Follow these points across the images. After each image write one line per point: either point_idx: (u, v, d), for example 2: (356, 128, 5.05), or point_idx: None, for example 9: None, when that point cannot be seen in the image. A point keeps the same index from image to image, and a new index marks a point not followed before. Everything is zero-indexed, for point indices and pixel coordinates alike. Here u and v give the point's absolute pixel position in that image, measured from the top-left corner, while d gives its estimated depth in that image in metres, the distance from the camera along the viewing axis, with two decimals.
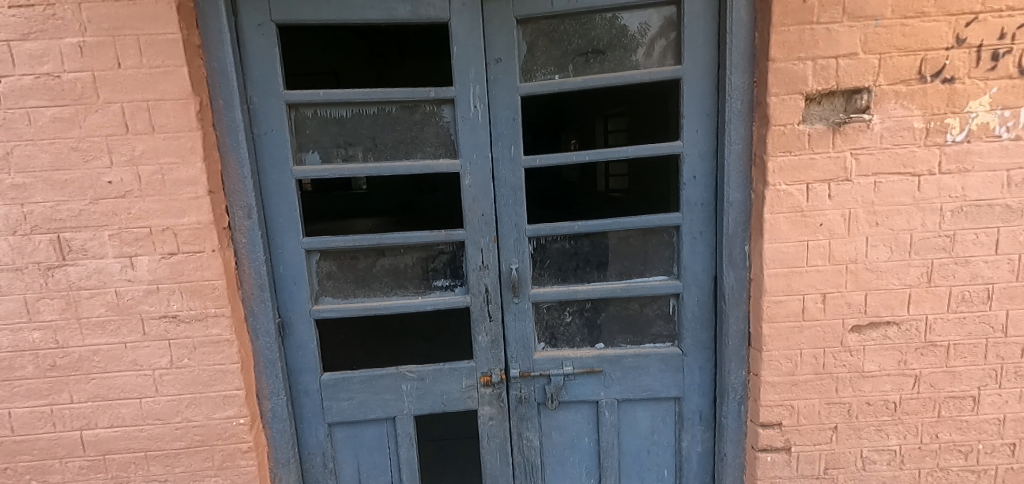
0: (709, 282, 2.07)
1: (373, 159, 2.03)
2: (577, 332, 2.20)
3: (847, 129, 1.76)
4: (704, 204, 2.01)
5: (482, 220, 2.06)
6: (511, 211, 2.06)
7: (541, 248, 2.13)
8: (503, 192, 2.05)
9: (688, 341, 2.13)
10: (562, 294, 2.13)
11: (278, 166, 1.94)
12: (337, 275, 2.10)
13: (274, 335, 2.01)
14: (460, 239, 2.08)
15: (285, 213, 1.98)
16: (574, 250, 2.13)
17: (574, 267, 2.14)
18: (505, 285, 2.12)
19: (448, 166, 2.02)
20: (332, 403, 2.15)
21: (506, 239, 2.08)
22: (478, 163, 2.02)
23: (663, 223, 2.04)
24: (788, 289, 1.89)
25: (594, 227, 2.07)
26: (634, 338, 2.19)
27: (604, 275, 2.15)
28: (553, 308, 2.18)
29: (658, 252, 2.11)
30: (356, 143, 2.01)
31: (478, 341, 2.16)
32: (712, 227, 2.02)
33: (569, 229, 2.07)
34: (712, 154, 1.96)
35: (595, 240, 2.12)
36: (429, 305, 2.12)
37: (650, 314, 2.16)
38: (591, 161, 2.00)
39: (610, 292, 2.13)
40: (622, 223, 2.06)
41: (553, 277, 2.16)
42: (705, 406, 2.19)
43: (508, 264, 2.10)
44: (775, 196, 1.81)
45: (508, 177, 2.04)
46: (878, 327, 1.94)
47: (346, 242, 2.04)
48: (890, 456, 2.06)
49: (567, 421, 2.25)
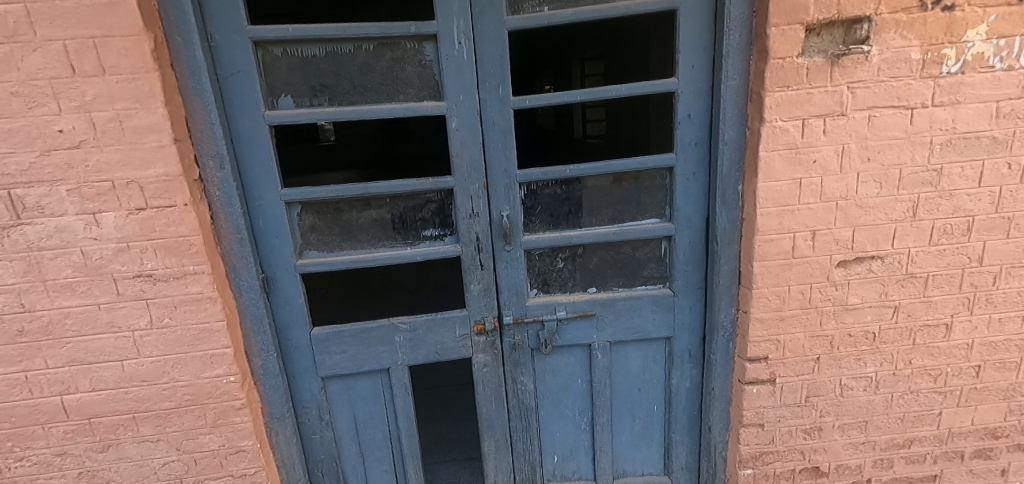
0: (701, 223, 2.07)
1: (351, 104, 1.91)
2: (569, 277, 2.20)
3: (846, 61, 1.71)
4: (698, 143, 1.97)
5: (471, 165, 2.00)
6: (500, 155, 2.00)
7: (532, 194, 2.09)
8: (492, 134, 1.98)
9: (679, 282, 2.15)
10: (555, 241, 2.11)
11: (250, 112, 1.81)
12: (321, 228, 2.02)
13: (259, 291, 1.93)
14: (448, 187, 2.02)
15: (261, 163, 1.86)
16: (566, 195, 2.09)
17: (566, 212, 2.11)
18: (496, 233, 2.09)
19: (434, 109, 1.93)
20: (324, 357, 2.12)
21: (496, 186, 2.04)
22: (465, 106, 1.94)
23: (656, 165, 2.00)
24: (779, 228, 1.91)
25: (588, 171, 2.02)
26: (625, 281, 2.20)
27: (597, 218, 2.12)
28: (546, 254, 2.16)
29: (651, 194, 2.08)
30: (334, 85, 1.89)
31: (470, 290, 2.15)
32: (706, 168, 2.00)
33: (561, 173, 2.03)
34: (707, 92, 1.91)
35: (587, 183, 2.07)
36: (419, 256, 2.07)
37: (641, 257, 2.17)
38: (582, 101, 1.92)
39: (603, 238, 2.11)
40: (616, 167, 2.02)
41: (545, 224, 2.13)
42: (694, 344, 2.24)
43: (499, 210, 2.06)
44: (771, 133, 1.79)
45: (497, 119, 1.97)
46: (863, 262, 1.98)
47: (329, 193, 1.95)
48: (866, 382, 2.15)
49: (560, 364, 2.28)
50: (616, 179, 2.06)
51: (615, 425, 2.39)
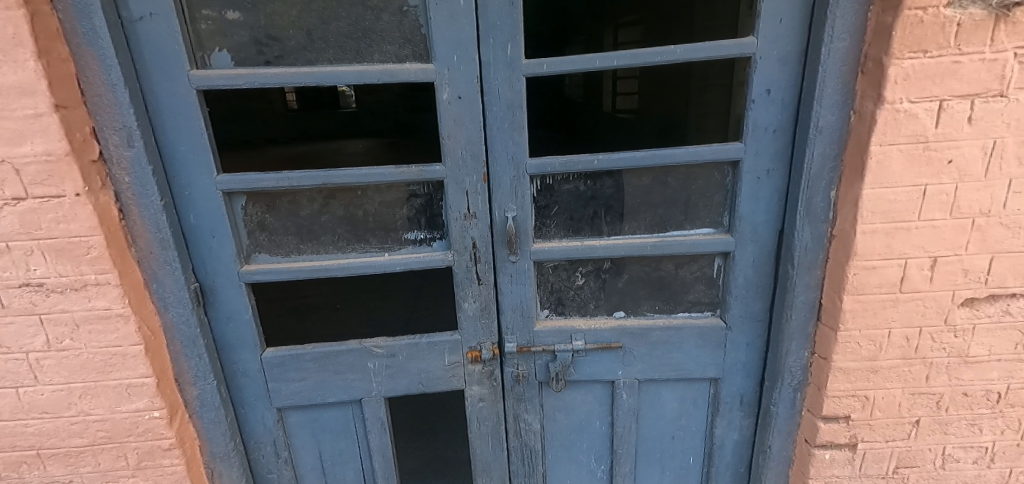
0: (773, 239, 1.54)
1: (309, 63, 1.43)
2: (590, 297, 1.72)
3: (1017, 15, 1.20)
4: (777, 130, 1.44)
5: (467, 151, 1.53)
6: (506, 137, 1.54)
7: (548, 190, 1.62)
8: (495, 110, 1.51)
9: (735, 312, 1.64)
10: (576, 252, 1.64)
11: (168, 70, 1.35)
12: (274, 226, 1.57)
13: (190, 306, 1.49)
14: (437, 178, 1.56)
15: (187, 139, 1.40)
16: (591, 192, 1.61)
17: (591, 215, 1.64)
18: (498, 238, 1.63)
19: (419, 73, 1.46)
20: (279, 385, 1.70)
21: (501, 178, 1.57)
22: (462, 73, 1.47)
23: (715, 158, 1.49)
24: (886, 252, 1.39)
25: (623, 165, 1.53)
26: (663, 306, 1.71)
27: (631, 224, 1.63)
28: (564, 266, 1.70)
29: (704, 196, 1.58)
30: (288, 36, 1.41)
31: (464, 309, 1.70)
32: (785, 166, 1.47)
33: (588, 166, 1.55)
34: (796, 60, 1.38)
35: (619, 177, 1.59)
36: (399, 265, 1.63)
37: (687, 277, 1.67)
38: (620, 67, 1.42)
39: (641, 251, 1.62)
40: (660, 161, 1.51)
41: (563, 229, 1.66)
42: (748, 389, 1.72)
43: (503, 209, 1.60)
44: (891, 119, 1.28)
45: (504, 90, 1.50)
46: (998, 301, 1.44)
47: (281, 183, 1.49)
48: (978, 454, 1.62)
49: (575, 402, 1.82)
50: (657, 172, 1.57)
51: (638, 478, 1.92)
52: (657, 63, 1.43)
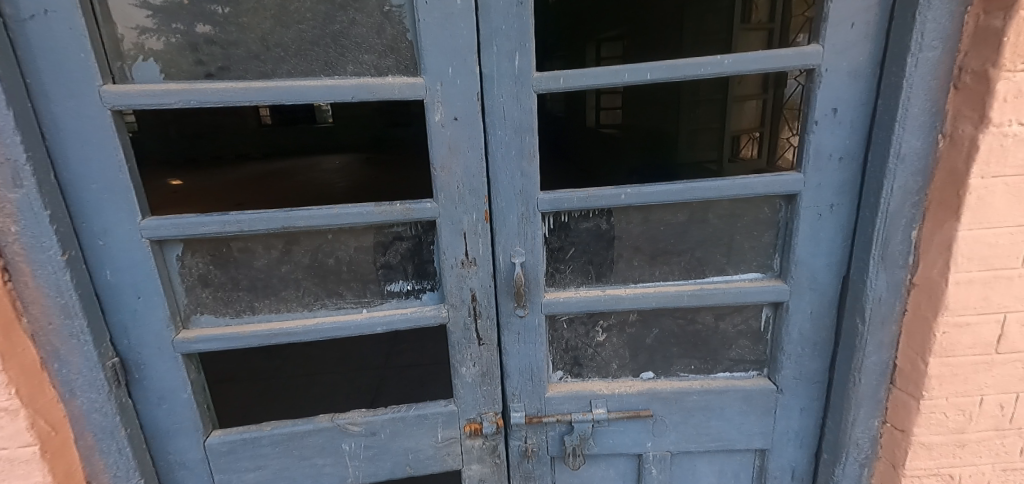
0: (835, 286, 1.28)
1: (263, 76, 1.13)
2: (613, 355, 1.44)
3: None
4: (845, 157, 1.18)
5: (464, 184, 1.25)
6: (512, 167, 1.25)
7: (563, 229, 1.34)
8: (498, 134, 1.23)
9: (788, 372, 1.37)
10: (597, 305, 1.35)
11: (72, 87, 1.03)
12: (221, 281, 1.25)
13: (106, 389, 1.16)
14: (428, 217, 1.26)
15: (99, 175, 1.08)
16: (615, 232, 1.34)
17: (614, 259, 1.36)
18: (503, 288, 1.34)
19: (404, 89, 1.16)
20: (228, 477, 1.35)
21: (506, 217, 1.29)
22: (457, 88, 1.18)
23: (769, 192, 1.22)
24: (981, 305, 1.14)
25: (656, 199, 1.26)
26: (700, 364, 1.43)
27: (663, 268, 1.36)
28: (582, 320, 1.41)
29: (751, 235, 1.31)
30: (233, 41, 1.10)
31: (460, 375, 1.39)
32: (853, 200, 1.21)
33: (613, 202, 1.27)
34: (869, 73, 1.13)
35: (649, 214, 1.31)
36: (380, 325, 1.31)
37: (728, 331, 1.39)
38: (654, 82, 1.16)
39: (676, 302, 1.34)
40: (701, 196, 1.24)
41: (580, 275, 1.38)
42: (801, 461, 1.45)
43: (509, 254, 1.31)
44: (997, 145, 1.03)
45: (510, 109, 1.21)
46: None
47: (228, 227, 1.17)
48: None
49: (594, 479, 1.52)
50: (696, 207, 1.30)
51: None
52: (699, 78, 1.16)
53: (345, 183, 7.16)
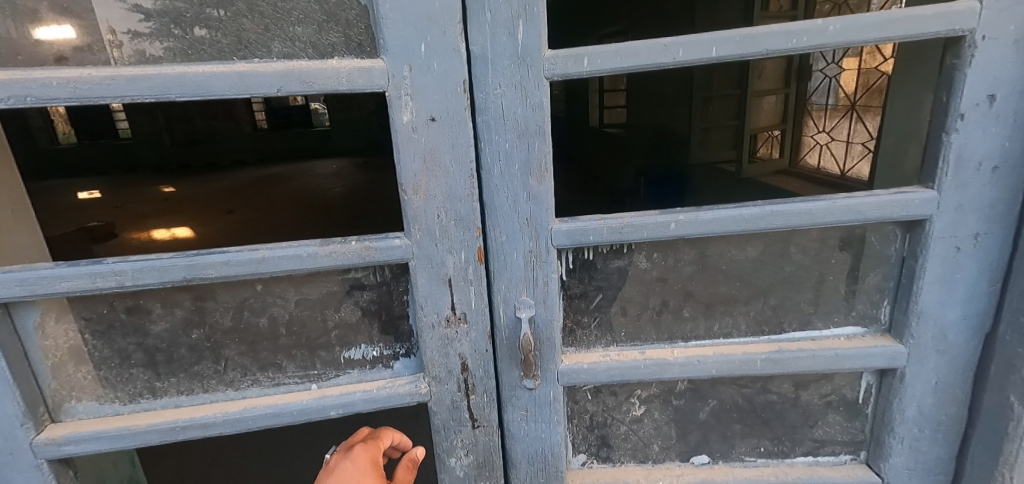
0: (972, 347, 0.91)
1: (151, 59, 0.79)
2: (653, 434, 1.07)
3: None
4: (998, 166, 0.82)
5: (446, 211, 0.88)
6: (515, 186, 0.89)
7: (586, 270, 0.97)
8: (495, 140, 0.87)
9: (898, 462, 0.99)
10: (635, 372, 0.98)
11: None
12: (104, 354, 0.89)
13: None
14: (398, 257, 0.90)
15: None
16: (659, 273, 0.97)
17: (657, 308, 1.00)
18: (504, 352, 0.97)
19: (355, 76, 0.80)
20: None
21: (507, 254, 0.92)
22: (435, 74, 0.82)
23: (882, 219, 0.85)
24: None
25: (720, 230, 0.89)
26: (772, 446, 1.06)
27: (723, 320, 0.99)
28: (612, 389, 1.04)
29: (849, 276, 0.94)
30: (125, 9, 0.77)
31: (448, 467, 1.03)
32: (1007, 226, 0.84)
33: (658, 232, 0.90)
34: None
35: (706, 247, 0.95)
36: (334, 409, 0.94)
37: (812, 403, 1.02)
38: (724, 61, 0.80)
39: (745, 368, 0.97)
40: (785, 224, 0.87)
41: (609, 331, 1.01)
42: None
43: (512, 306, 0.95)
44: None
45: (511, 103, 0.85)
46: None
47: (104, 282, 0.81)
48: None
49: None
50: (772, 237, 0.93)
51: None
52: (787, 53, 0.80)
53: (339, 188, 6.82)
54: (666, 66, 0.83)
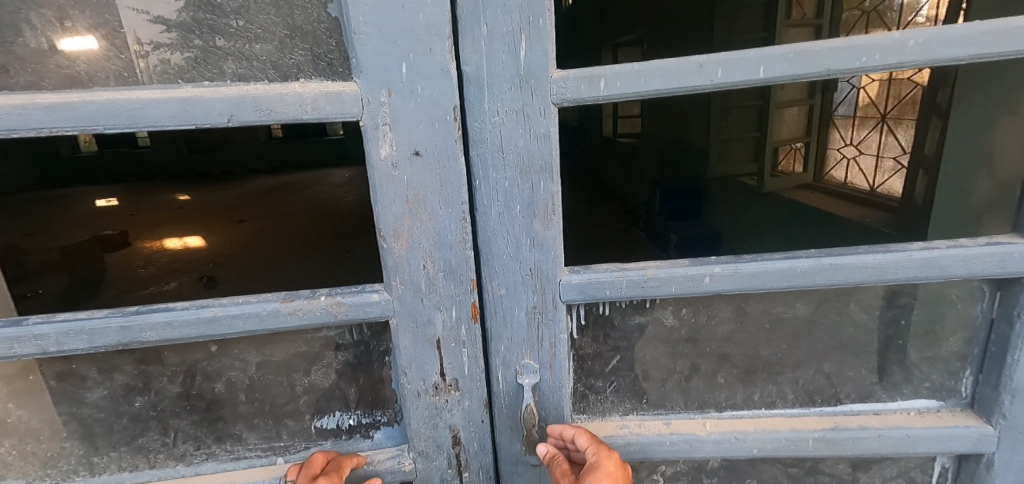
0: None
1: (77, 81, 0.64)
2: None
3: None
4: None
5: (434, 261, 0.75)
6: (516, 232, 0.75)
7: (602, 326, 0.83)
8: (492, 178, 0.73)
9: None
10: (660, 449, 0.84)
11: None
12: (31, 425, 0.76)
13: None
14: (378, 315, 0.76)
15: None
16: (689, 331, 0.84)
17: (685, 372, 0.86)
18: (504, 423, 0.84)
19: (323, 104, 0.66)
20: None
21: (507, 309, 0.78)
22: (418, 100, 0.68)
23: (956, 275, 0.73)
24: None
25: (766, 285, 0.74)
26: None
27: (765, 388, 0.86)
28: (631, 465, 0.89)
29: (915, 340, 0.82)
30: (148, 20, 0.63)
31: None
32: None
33: (689, 287, 0.75)
34: None
35: (745, 301, 0.82)
36: None
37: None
38: (776, 82, 0.66)
39: (796, 447, 0.83)
40: (845, 279, 0.73)
41: (628, 398, 0.87)
42: None
43: (512, 370, 0.81)
44: None
45: (510, 134, 0.71)
46: None
47: (25, 347, 0.68)
48: None
49: None
50: (830, 291, 0.80)
51: None
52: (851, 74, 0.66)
53: (351, 197, 6.70)
54: (703, 90, 0.68)
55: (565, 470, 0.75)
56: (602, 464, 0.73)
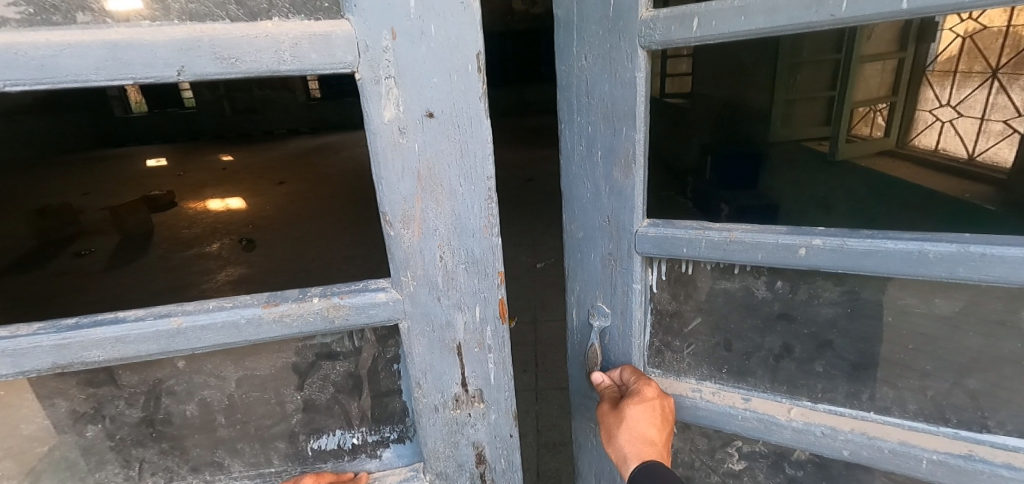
0: None
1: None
2: None
3: None
4: None
5: (452, 251, 0.58)
6: (593, 178, 0.64)
7: (683, 284, 0.70)
8: (575, 123, 0.63)
9: None
10: (731, 422, 0.71)
11: None
12: None
13: None
14: (392, 320, 0.59)
15: None
16: (782, 307, 0.67)
17: (773, 351, 0.70)
18: (575, 356, 0.76)
19: (300, 48, 0.48)
20: None
21: (584, 252, 0.69)
22: (434, 46, 0.50)
23: None
24: None
25: (881, 270, 0.56)
26: None
27: (878, 389, 0.66)
28: (705, 430, 0.78)
29: None
30: None
31: None
32: None
33: (777, 257, 0.60)
34: None
35: (861, 285, 0.63)
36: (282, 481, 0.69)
37: None
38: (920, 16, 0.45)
39: (900, 461, 0.64)
40: (1005, 278, 0.52)
41: (707, 362, 0.73)
42: None
43: (584, 309, 0.72)
44: None
45: (597, 81, 0.60)
46: None
47: None
48: None
49: None
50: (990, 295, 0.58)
51: None
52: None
53: None
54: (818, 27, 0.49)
55: (611, 397, 0.67)
56: (641, 391, 0.65)
